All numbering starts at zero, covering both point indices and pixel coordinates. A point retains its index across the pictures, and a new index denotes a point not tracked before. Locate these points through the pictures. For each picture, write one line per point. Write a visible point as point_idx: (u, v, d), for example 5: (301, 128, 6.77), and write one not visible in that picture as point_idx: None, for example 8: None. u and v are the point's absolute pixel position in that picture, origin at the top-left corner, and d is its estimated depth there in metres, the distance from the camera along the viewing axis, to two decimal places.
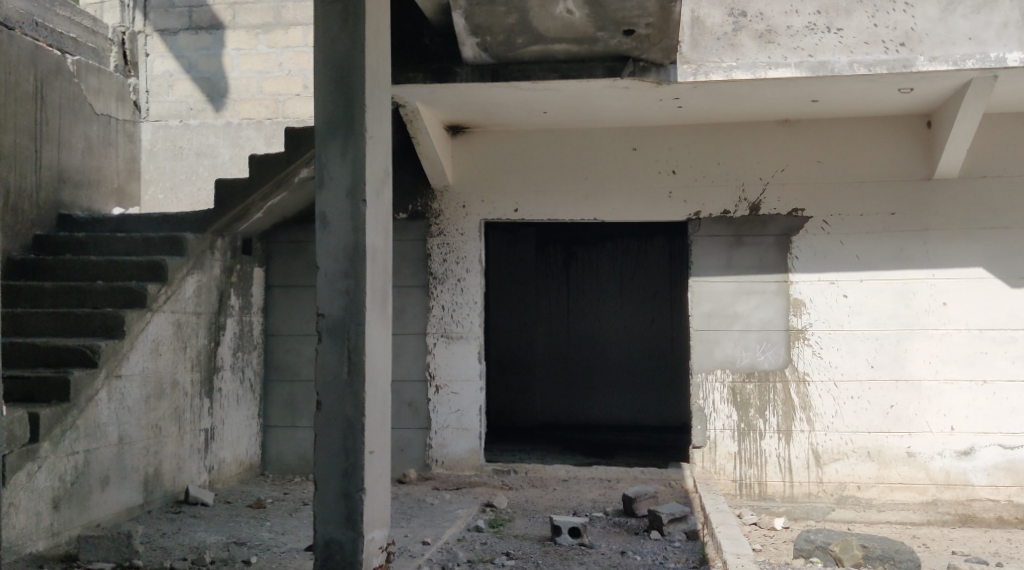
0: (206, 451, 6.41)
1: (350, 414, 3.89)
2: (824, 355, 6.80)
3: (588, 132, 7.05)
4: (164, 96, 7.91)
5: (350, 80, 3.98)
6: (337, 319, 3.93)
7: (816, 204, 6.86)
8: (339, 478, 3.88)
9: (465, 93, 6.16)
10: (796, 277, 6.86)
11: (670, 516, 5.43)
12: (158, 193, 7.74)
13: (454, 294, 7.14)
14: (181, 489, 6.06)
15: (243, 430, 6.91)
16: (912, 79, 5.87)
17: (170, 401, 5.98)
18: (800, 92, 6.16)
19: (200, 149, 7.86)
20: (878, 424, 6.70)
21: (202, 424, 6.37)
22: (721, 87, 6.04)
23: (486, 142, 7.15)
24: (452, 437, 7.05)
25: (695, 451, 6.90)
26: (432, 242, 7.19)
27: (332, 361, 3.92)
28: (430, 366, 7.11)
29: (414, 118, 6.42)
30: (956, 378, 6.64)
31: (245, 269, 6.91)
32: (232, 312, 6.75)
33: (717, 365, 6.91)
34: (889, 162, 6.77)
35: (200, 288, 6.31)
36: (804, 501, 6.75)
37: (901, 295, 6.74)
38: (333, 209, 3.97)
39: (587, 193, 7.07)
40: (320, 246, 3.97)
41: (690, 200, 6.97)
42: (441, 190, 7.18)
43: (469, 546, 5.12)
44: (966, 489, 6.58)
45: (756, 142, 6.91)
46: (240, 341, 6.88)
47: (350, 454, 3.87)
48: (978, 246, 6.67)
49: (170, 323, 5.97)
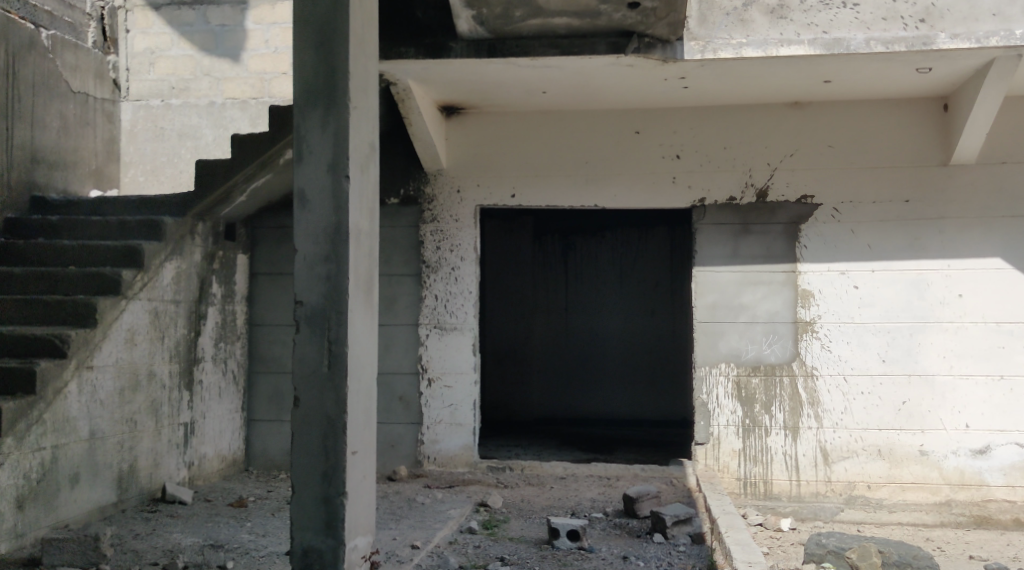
0: (186, 447, 6.10)
1: (331, 412, 3.58)
2: (833, 349, 6.50)
3: (590, 114, 6.73)
4: (145, 74, 7.54)
5: (332, 45, 3.65)
6: (317, 307, 3.62)
7: (827, 191, 6.55)
8: (319, 481, 3.57)
9: (460, 71, 5.84)
10: (804, 268, 6.56)
11: (674, 519, 5.12)
12: (138, 175, 7.42)
13: (448, 283, 6.82)
14: (158, 487, 5.75)
15: (226, 424, 6.60)
16: (931, 58, 5.56)
17: (146, 393, 5.66)
18: (813, 72, 5.85)
19: (182, 130, 7.49)
20: (890, 421, 6.41)
21: (181, 419, 6.05)
22: (730, 65, 5.72)
23: (481, 123, 6.82)
24: (445, 432, 6.74)
25: (698, 448, 6.60)
26: (425, 229, 6.86)
27: (311, 353, 3.61)
28: (422, 358, 6.80)
29: (407, 97, 6.11)
30: (971, 373, 6.35)
31: (228, 255, 6.58)
32: (214, 300, 6.43)
33: (721, 358, 6.61)
34: (904, 147, 6.47)
35: (179, 274, 5.98)
36: (811, 501, 6.46)
37: (915, 286, 6.44)
38: (313, 185, 3.65)
39: (587, 178, 6.75)
40: (299, 225, 3.65)
41: (694, 186, 6.66)
42: (435, 173, 6.86)
43: (461, 550, 4.83)
44: (981, 490, 6.30)
45: (765, 125, 6.60)
46: (222, 331, 6.56)
47: (332, 455, 3.57)
48: (995, 236, 6.37)
49: (147, 311, 5.65)
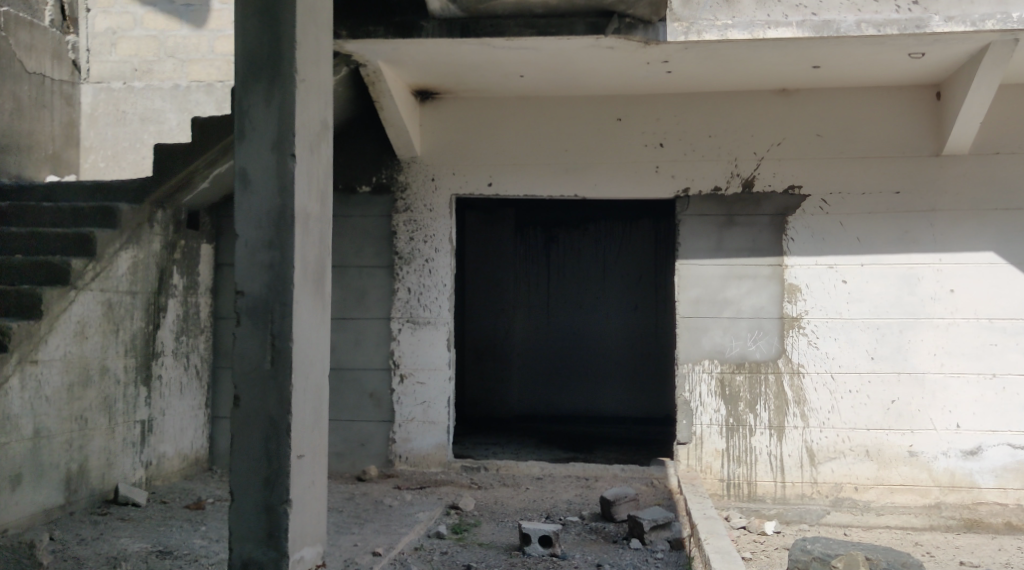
0: (143, 445, 5.80)
1: (274, 413, 3.32)
2: (820, 345, 6.26)
3: (568, 101, 6.48)
4: (106, 55, 7.20)
5: (277, 15, 3.38)
6: (260, 298, 3.35)
7: (814, 182, 6.31)
8: (261, 487, 3.31)
9: (433, 52, 5.56)
10: (791, 261, 6.31)
11: (651, 524, 4.88)
12: (99, 161, 7.12)
13: (422, 275, 6.54)
14: (111, 487, 5.45)
15: (188, 421, 6.30)
16: (924, 42, 5.32)
17: (98, 389, 5.37)
18: (801, 56, 5.60)
19: (145, 114, 7.17)
20: (878, 420, 6.18)
21: (138, 416, 5.75)
22: (714, 48, 5.46)
23: (456, 109, 6.55)
24: (418, 430, 6.47)
25: (680, 448, 6.35)
26: (397, 218, 6.58)
27: (254, 348, 3.34)
28: (394, 354, 6.52)
29: (377, 79, 5.83)
30: (962, 371, 6.13)
31: (190, 244, 6.29)
32: (175, 292, 6.14)
33: (704, 355, 6.36)
34: (895, 135, 6.23)
35: (135, 264, 5.69)
36: (797, 503, 6.22)
37: (905, 281, 6.21)
38: (257, 165, 3.37)
39: (567, 166, 6.48)
40: (241, 208, 3.38)
41: (678, 175, 6.41)
42: (408, 161, 6.58)
43: (426, 557, 4.56)
44: (972, 492, 6.08)
45: (751, 112, 6.35)
46: (184, 324, 6.26)
47: (275, 459, 3.31)
48: (988, 229, 6.14)
49: (99, 302, 5.36)
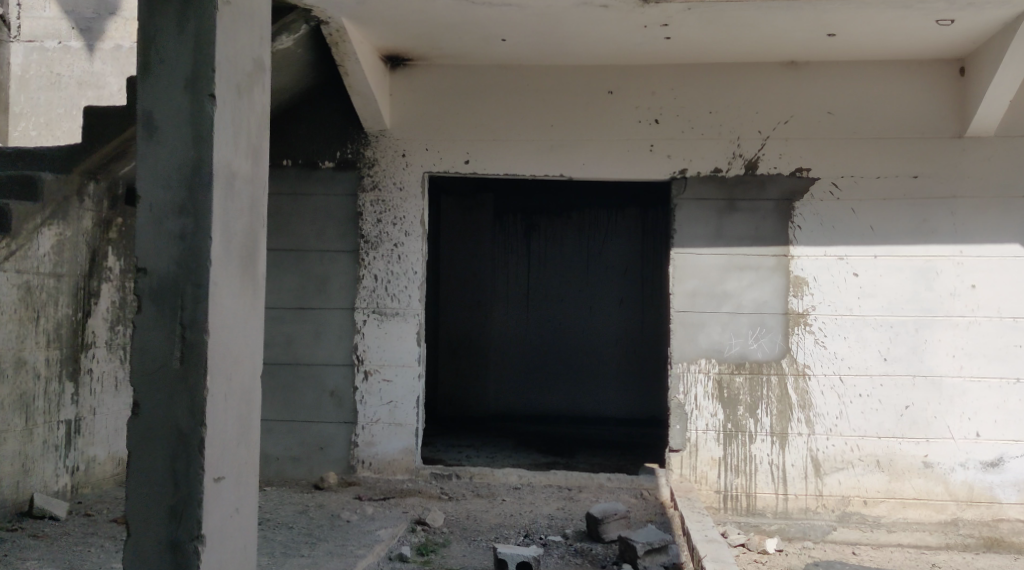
0: (68, 449, 5.10)
1: (184, 425, 2.67)
2: (828, 345, 5.68)
3: (553, 70, 5.83)
4: (39, 11, 6.56)
5: None
6: (169, 279, 2.70)
7: (825, 165, 5.72)
8: (167, 518, 2.68)
9: (403, 8, 4.90)
10: (797, 252, 5.71)
11: (646, 548, 4.28)
12: (30, 128, 6.59)
13: (390, 261, 5.88)
14: (27, 498, 4.77)
15: (122, 421, 5.60)
16: (957, 6, 4.74)
17: (13, 385, 4.67)
18: (817, 22, 5.00)
19: (82, 77, 6.53)
20: (890, 428, 5.61)
21: (63, 415, 5.06)
22: (721, 11, 4.85)
23: (429, 77, 5.88)
24: (383, 433, 5.82)
25: (672, 456, 5.75)
26: (363, 198, 5.91)
27: (160, 344, 2.71)
28: (358, 348, 5.86)
29: (340, 40, 5.17)
30: (983, 375, 5.56)
31: (128, 222, 5.58)
32: (109, 275, 5.43)
33: (701, 353, 5.76)
34: (914, 114, 5.64)
35: (61, 243, 4.99)
36: (800, 518, 5.64)
37: (922, 275, 5.63)
38: (167, 110, 2.72)
39: (552, 143, 5.85)
40: (148, 165, 2.74)
41: (675, 155, 5.80)
42: (377, 134, 5.91)
43: None
44: (992, 508, 5.53)
45: (756, 86, 5.73)
46: (119, 313, 5.56)
47: (183, 483, 2.68)
48: (1014, 219, 5.58)
49: (13, 286, 4.66)
